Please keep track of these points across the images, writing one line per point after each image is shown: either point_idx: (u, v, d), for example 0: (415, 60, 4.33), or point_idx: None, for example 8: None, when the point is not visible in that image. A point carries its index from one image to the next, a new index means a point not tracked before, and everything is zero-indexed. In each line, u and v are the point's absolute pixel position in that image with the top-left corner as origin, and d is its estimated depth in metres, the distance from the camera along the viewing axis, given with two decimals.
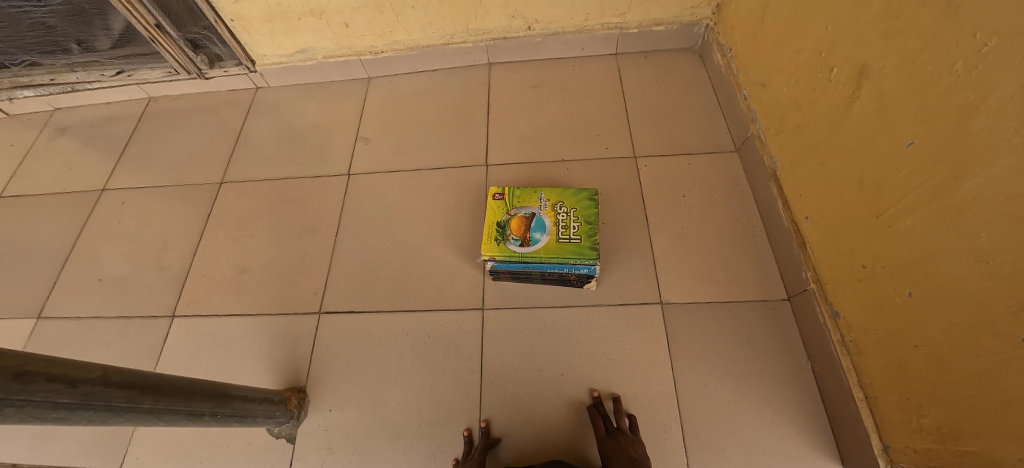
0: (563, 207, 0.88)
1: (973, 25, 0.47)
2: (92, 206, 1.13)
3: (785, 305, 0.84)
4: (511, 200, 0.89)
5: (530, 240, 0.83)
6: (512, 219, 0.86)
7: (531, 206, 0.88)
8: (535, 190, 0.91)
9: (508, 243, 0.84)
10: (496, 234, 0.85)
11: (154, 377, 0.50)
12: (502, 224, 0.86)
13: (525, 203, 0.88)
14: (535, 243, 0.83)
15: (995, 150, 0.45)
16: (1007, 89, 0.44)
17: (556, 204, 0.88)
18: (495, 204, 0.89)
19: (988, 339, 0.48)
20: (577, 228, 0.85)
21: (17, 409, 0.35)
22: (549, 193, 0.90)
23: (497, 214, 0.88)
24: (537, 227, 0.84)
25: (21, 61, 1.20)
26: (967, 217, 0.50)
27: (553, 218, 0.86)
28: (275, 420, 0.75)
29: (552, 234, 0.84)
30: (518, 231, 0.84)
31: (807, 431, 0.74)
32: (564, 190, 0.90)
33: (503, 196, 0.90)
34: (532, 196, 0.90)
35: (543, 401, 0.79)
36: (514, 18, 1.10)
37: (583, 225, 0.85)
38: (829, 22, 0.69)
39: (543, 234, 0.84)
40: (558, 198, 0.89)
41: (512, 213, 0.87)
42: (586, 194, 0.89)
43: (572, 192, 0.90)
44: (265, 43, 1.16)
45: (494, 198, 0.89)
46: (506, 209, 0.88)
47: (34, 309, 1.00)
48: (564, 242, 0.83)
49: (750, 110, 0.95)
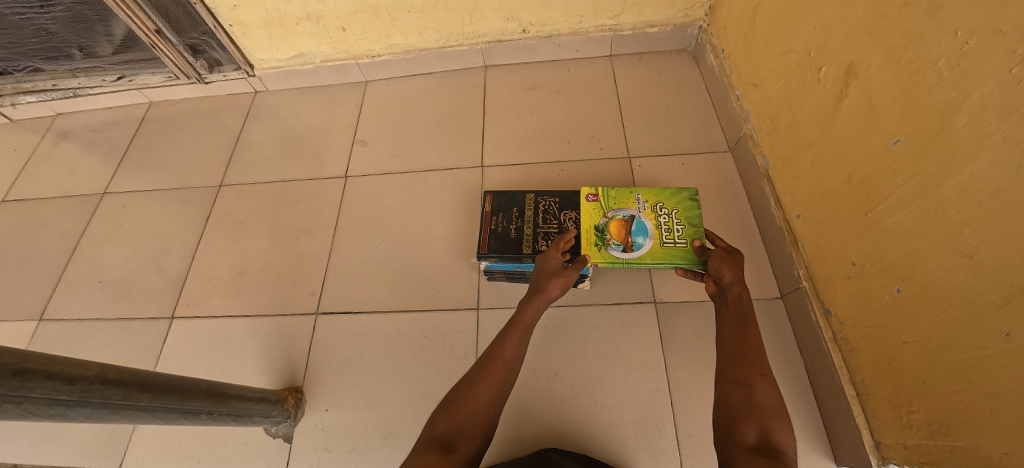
0: (664, 209, 0.82)
1: (955, 23, 0.47)
2: (93, 209, 1.15)
3: (778, 304, 0.84)
4: (504, 206, 0.89)
5: (633, 245, 0.78)
6: (509, 225, 0.86)
7: (628, 208, 0.83)
8: (631, 191, 0.86)
9: (611, 249, 0.79)
10: (596, 239, 0.80)
11: (151, 376, 0.51)
12: (601, 228, 0.81)
13: (622, 205, 0.84)
14: (639, 249, 0.78)
15: (977, 146, 0.46)
16: (989, 86, 0.45)
17: (655, 205, 0.83)
18: (591, 206, 0.84)
19: (975, 333, 0.48)
20: (682, 231, 0.79)
21: (16, 405, 0.35)
22: (541, 196, 0.90)
23: (594, 216, 0.83)
24: (639, 230, 0.80)
25: (24, 67, 1.22)
26: (952, 212, 0.50)
27: (654, 220, 0.81)
28: (272, 419, 0.76)
29: (656, 238, 0.79)
30: (619, 235, 0.80)
31: (800, 428, 0.74)
32: (662, 190, 0.85)
33: (597, 197, 0.85)
34: (525, 198, 0.89)
35: (538, 399, 0.80)
36: (508, 22, 1.11)
37: (688, 228, 0.80)
38: (817, 22, 0.70)
39: (646, 239, 0.79)
40: (550, 200, 0.89)
41: (508, 219, 0.87)
42: (686, 194, 0.83)
43: (672, 192, 0.84)
44: (263, 47, 1.18)
45: (589, 200, 0.85)
46: (604, 212, 0.83)
47: (35, 311, 1.01)
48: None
49: (743, 109, 0.95)
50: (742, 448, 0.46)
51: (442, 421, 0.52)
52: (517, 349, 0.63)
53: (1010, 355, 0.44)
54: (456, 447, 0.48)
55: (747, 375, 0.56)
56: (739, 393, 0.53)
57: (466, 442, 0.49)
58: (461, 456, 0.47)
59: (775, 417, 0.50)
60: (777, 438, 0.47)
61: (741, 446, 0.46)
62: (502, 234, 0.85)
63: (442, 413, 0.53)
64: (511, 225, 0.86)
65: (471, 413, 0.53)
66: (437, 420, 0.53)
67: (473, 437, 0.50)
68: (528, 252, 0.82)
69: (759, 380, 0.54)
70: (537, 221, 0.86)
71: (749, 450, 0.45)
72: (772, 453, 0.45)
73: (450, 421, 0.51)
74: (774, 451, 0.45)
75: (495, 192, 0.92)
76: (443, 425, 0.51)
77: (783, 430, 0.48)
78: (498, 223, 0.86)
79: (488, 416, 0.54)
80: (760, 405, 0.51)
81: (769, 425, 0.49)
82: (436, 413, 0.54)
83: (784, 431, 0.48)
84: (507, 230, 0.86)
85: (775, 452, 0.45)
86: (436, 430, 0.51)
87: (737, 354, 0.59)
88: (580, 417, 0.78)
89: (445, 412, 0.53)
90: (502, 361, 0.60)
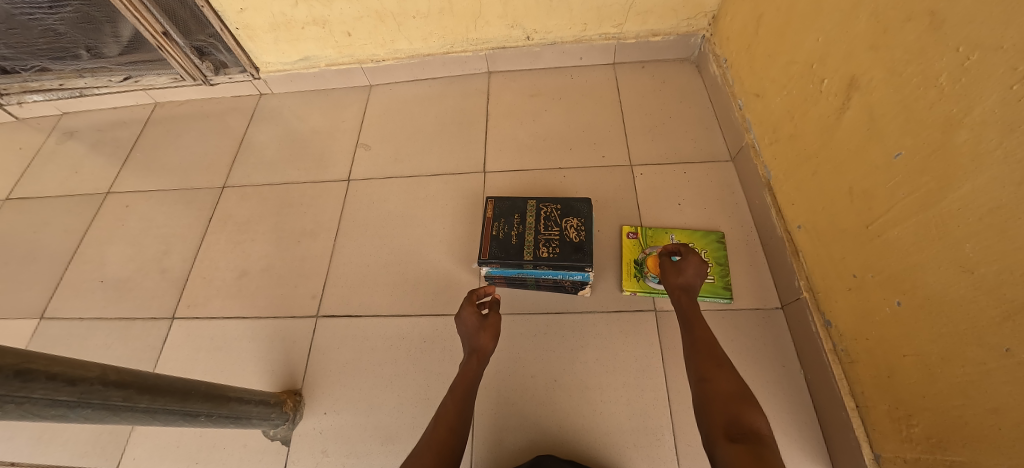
0: (695, 249, 0.90)
1: (956, 39, 0.48)
2: (96, 208, 1.15)
3: (779, 314, 0.84)
4: (506, 212, 0.90)
5: None
6: (511, 230, 0.87)
7: (664, 245, 0.90)
8: (666, 230, 0.93)
9: (648, 280, 0.87)
10: (635, 271, 0.89)
11: (151, 378, 0.50)
12: (639, 262, 0.89)
13: (657, 243, 0.92)
14: None
15: (977, 162, 0.46)
16: (990, 102, 0.45)
17: (687, 245, 0.91)
18: (630, 243, 0.92)
19: (975, 348, 0.49)
20: (710, 268, 0.88)
21: (17, 406, 0.35)
22: (543, 203, 0.91)
23: (633, 252, 0.91)
24: None
25: (31, 67, 1.23)
26: (952, 227, 0.50)
27: None
28: (271, 422, 0.76)
29: None
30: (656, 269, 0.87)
31: (800, 440, 0.73)
32: (694, 230, 0.93)
33: (636, 235, 0.93)
34: (527, 205, 0.90)
35: (537, 406, 0.80)
36: (513, 28, 1.12)
37: (716, 266, 0.89)
38: (819, 34, 0.70)
39: None
40: (552, 207, 0.90)
41: (509, 225, 0.87)
42: (713, 236, 0.92)
43: (701, 233, 0.92)
44: (268, 51, 1.18)
45: (629, 237, 0.93)
46: (641, 248, 0.91)
47: (36, 309, 1.01)
48: (562, 249, 0.83)
49: (745, 120, 0.96)
50: (722, 441, 0.46)
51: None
52: (462, 410, 0.63)
53: (1010, 371, 0.44)
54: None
55: (707, 369, 0.57)
56: (704, 389, 0.55)
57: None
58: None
59: (740, 400, 0.51)
60: (747, 419, 0.48)
61: (721, 439, 0.47)
62: (503, 239, 0.86)
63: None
64: (513, 231, 0.87)
65: None
66: None
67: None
68: (528, 257, 0.82)
69: (717, 371, 0.56)
70: (538, 228, 0.87)
71: (728, 441, 0.46)
72: (747, 437, 0.46)
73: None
74: (748, 435, 0.46)
75: (497, 198, 0.93)
76: None
77: (753, 411, 0.49)
78: (499, 229, 0.87)
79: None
80: (723, 395, 0.52)
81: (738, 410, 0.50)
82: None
83: (755, 409, 0.50)
84: (509, 236, 0.87)
85: (750, 435, 0.46)
86: None
87: (698, 347, 0.61)
88: (579, 424, 0.77)
89: None
90: (447, 426, 0.60)
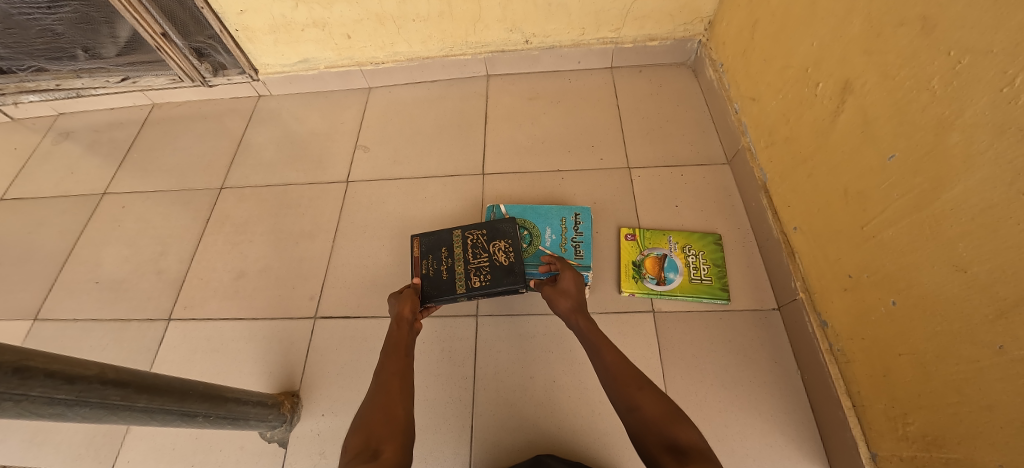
0: (692, 250, 0.92)
1: (948, 43, 0.49)
2: (92, 209, 1.14)
3: (775, 315, 0.85)
4: (432, 247, 0.87)
5: (665, 280, 0.88)
6: (440, 265, 0.84)
7: (661, 247, 0.92)
8: (664, 232, 0.94)
9: (646, 281, 0.89)
10: (633, 272, 0.90)
11: (150, 377, 0.50)
12: (637, 263, 0.90)
13: (655, 244, 0.93)
14: (669, 283, 0.88)
15: (970, 163, 0.48)
16: (981, 104, 0.46)
17: (685, 246, 0.92)
18: (629, 245, 0.93)
19: (967, 346, 0.50)
20: (707, 270, 0.89)
21: (15, 404, 0.35)
22: (467, 230, 0.90)
23: (631, 254, 0.92)
24: (670, 267, 0.90)
25: (28, 67, 1.22)
26: (945, 228, 0.51)
27: (683, 259, 0.90)
28: (268, 424, 0.75)
29: (685, 274, 0.89)
30: (653, 270, 0.89)
31: (798, 440, 0.74)
32: (691, 232, 0.94)
33: (634, 237, 0.94)
34: (453, 236, 0.88)
35: (535, 407, 0.80)
36: (512, 32, 1.13)
37: (713, 267, 0.90)
38: (813, 39, 0.72)
39: (676, 274, 0.89)
40: (477, 233, 0.88)
41: (438, 261, 0.85)
42: (711, 238, 0.93)
43: (699, 235, 0.93)
44: (268, 53, 1.19)
45: (627, 239, 0.94)
46: (639, 250, 0.92)
47: (30, 311, 1.00)
48: (495, 274, 0.82)
49: (741, 123, 0.97)
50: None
51: (355, 441, 0.51)
52: (402, 358, 0.64)
53: (1004, 367, 0.45)
54: (380, 452, 0.48)
55: (629, 394, 0.53)
56: (635, 419, 0.50)
57: (390, 443, 0.50)
58: (389, 456, 0.48)
59: (673, 420, 0.48)
60: (684, 440, 0.45)
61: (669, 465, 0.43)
62: (433, 277, 0.83)
63: (355, 431, 0.52)
64: (442, 266, 0.84)
65: (384, 420, 0.53)
66: (349, 440, 0.51)
67: (394, 436, 0.51)
68: (462, 290, 0.81)
69: (640, 394, 0.52)
70: (467, 257, 0.85)
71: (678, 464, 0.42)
72: (691, 457, 0.43)
73: (365, 436, 0.51)
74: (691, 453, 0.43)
75: (422, 234, 0.91)
76: (358, 440, 0.50)
77: (686, 428, 0.47)
78: (428, 266, 0.85)
79: (401, 416, 0.54)
80: (655, 420, 0.48)
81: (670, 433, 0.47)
82: (351, 431, 0.52)
83: (686, 426, 0.47)
84: (439, 272, 0.84)
85: (695, 456, 0.43)
86: (353, 448, 0.50)
87: (610, 371, 0.57)
88: (577, 425, 0.77)
89: (357, 429, 0.52)
90: (391, 372, 0.61)
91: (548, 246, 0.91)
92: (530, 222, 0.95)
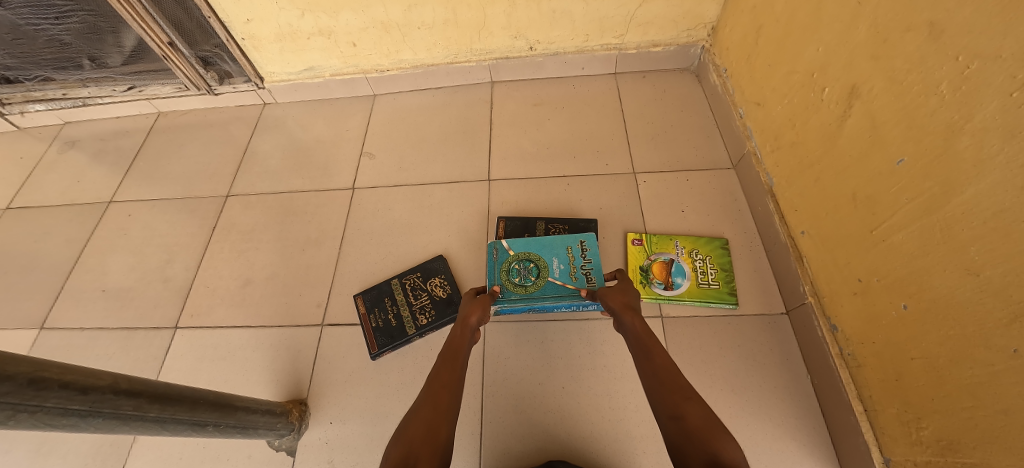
0: (699, 255, 0.92)
1: (956, 48, 0.49)
2: (98, 217, 1.15)
3: (784, 319, 0.84)
4: (376, 300, 0.93)
5: (673, 285, 0.89)
6: (389, 315, 0.91)
7: (668, 252, 0.92)
8: (670, 237, 0.94)
9: (654, 286, 0.89)
10: (640, 278, 0.90)
11: (162, 386, 0.49)
12: (645, 268, 0.90)
13: (662, 249, 0.93)
14: (677, 288, 0.88)
15: (980, 167, 0.48)
16: (991, 109, 0.46)
17: (691, 251, 0.92)
18: (636, 250, 0.93)
19: (982, 350, 0.49)
20: (714, 274, 0.89)
21: (29, 415, 0.35)
22: (404, 277, 0.96)
23: (638, 259, 0.92)
24: (677, 272, 0.90)
25: (34, 77, 1.23)
26: (957, 232, 0.51)
27: (690, 264, 0.91)
28: (277, 432, 0.74)
29: (693, 279, 0.89)
30: (660, 275, 0.89)
31: (809, 445, 0.73)
32: (698, 237, 0.94)
33: (642, 242, 0.94)
34: (391, 285, 0.94)
35: (546, 414, 0.79)
36: (516, 39, 1.14)
37: (720, 271, 0.90)
38: (819, 44, 0.72)
39: (684, 279, 0.89)
40: (413, 276, 0.95)
41: (384, 311, 0.91)
42: (718, 242, 0.93)
43: (705, 240, 0.94)
44: (274, 61, 1.20)
45: (634, 244, 0.94)
46: (647, 255, 0.92)
47: (36, 319, 1.00)
48: (437, 309, 0.90)
49: (746, 128, 0.98)
50: None
51: (395, 451, 0.51)
52: (454, 370, 0.64)
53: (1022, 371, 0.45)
54: None
55: (675, 403, 0.54)
56: (676, 428, 0.51)
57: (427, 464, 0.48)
58: None
59: (715, 435, 0.47)
60: (727, 457, 0.44)
61: None
62: (385, 327, 0.89)
63: (397, 443, 0.53)
64: (390, 315, 0.91)
65: (423, 435, 0.52)
66: (393, 450, 0.52)
67: (432, 457, 0.50)
68: (412, 331, 0.88)
69: (686, 404, 0.53)
70: (410, 301, 0.92)
71: None
72: None
73: (405, 448, 0.51)
74: None
75: (363, 291, 0.95)
76: (399, 453, 0.50)
77: (729, 443, 0.46)
78: (377, 319, 0.91)
79: (441, 437, 0.53)
80: (698, 432, 0.48)
81: (717, 447, 0.46)
82: (392, 443, 0.53)
83: (731, 445, 0.46)
84: (388, 321, 0.90)
85: None
86: (393, 459, 0.50)
87: (659, 377, 0.59)
88: (587, 432, 0.77)
89: (400, 440, 0.53)
90: (442, 383, 0.62)
91: (557, 277, 0.85)
92: (535, 254, 0.89)
